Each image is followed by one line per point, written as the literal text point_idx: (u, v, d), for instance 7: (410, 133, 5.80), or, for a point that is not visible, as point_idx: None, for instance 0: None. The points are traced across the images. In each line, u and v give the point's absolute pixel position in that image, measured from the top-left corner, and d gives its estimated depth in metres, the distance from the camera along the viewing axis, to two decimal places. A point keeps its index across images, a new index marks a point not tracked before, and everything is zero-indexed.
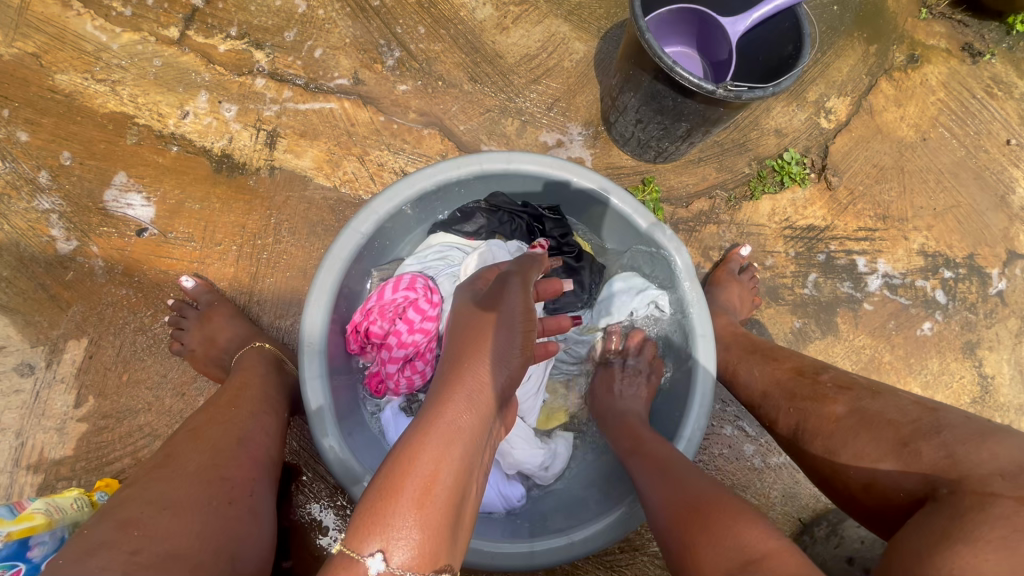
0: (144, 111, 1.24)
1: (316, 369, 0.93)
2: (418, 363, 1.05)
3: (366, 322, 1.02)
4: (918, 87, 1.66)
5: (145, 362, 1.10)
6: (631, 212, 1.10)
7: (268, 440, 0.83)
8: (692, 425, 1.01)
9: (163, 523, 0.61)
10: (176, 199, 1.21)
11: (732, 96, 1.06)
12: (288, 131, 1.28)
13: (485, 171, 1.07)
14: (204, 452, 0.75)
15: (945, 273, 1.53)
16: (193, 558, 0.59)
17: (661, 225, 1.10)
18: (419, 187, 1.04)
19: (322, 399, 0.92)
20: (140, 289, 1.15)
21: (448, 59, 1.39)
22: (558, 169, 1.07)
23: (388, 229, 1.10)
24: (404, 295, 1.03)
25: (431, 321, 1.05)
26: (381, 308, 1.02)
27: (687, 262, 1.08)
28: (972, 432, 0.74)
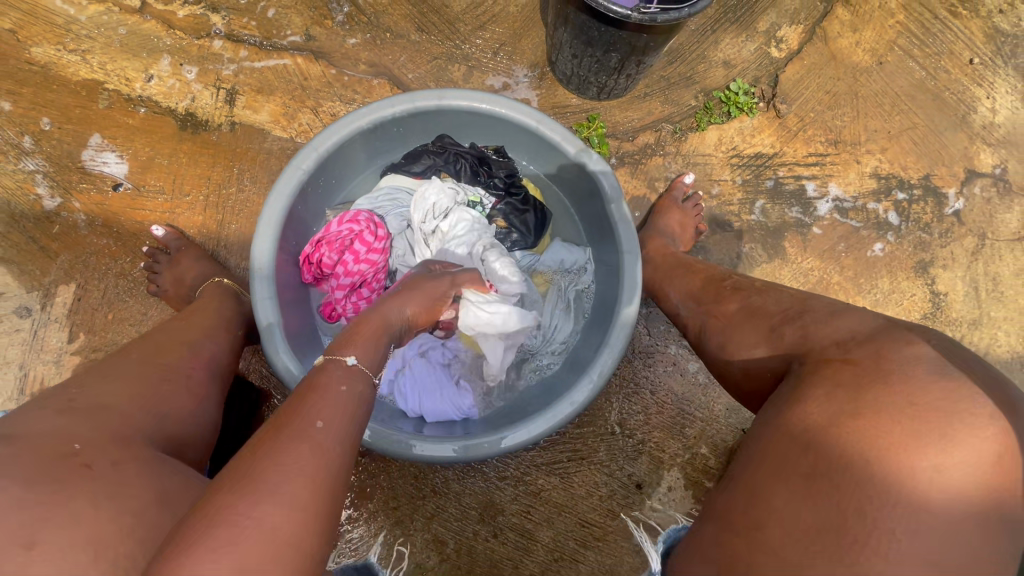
0: (113, 76, 1.35)
1: (266, 292, 1.03)
2: (364, 291, 1.17)
3: (317, 252, 1.13)
4: (876, 11, 1.66)
5: (127, 302, 1.23)
6: (561, 141, 1.16)
7: (214, 344, 1.06)
8: (618, 334, 1.08)
9: (98, 387, 0.86)
10: (147, 155, 1.32)
11: (647, 19, 1.10)
12: (246, 88, 1.37)
13: (419, 108, 1.14)
14: (151, 347, 0.99)
15: (898, 195, 1.55)
16: (110, 414, 0.82)
17: (588, 151, 1.15)
18: (358, 124, 1.12)
19: (272, 317, 1.03)
20: (119, 238, 1.27)
21: (395, 12, 1.45)
22: (487, 104, 1.14)
23: (333, 171, 1.19)
24: (348, 228, 1.13)
25: (376, 253, 1.16)
26: (328, 241, 1.13)
27: (613, 183, 1.14)
28: (827, 313, 0.81)
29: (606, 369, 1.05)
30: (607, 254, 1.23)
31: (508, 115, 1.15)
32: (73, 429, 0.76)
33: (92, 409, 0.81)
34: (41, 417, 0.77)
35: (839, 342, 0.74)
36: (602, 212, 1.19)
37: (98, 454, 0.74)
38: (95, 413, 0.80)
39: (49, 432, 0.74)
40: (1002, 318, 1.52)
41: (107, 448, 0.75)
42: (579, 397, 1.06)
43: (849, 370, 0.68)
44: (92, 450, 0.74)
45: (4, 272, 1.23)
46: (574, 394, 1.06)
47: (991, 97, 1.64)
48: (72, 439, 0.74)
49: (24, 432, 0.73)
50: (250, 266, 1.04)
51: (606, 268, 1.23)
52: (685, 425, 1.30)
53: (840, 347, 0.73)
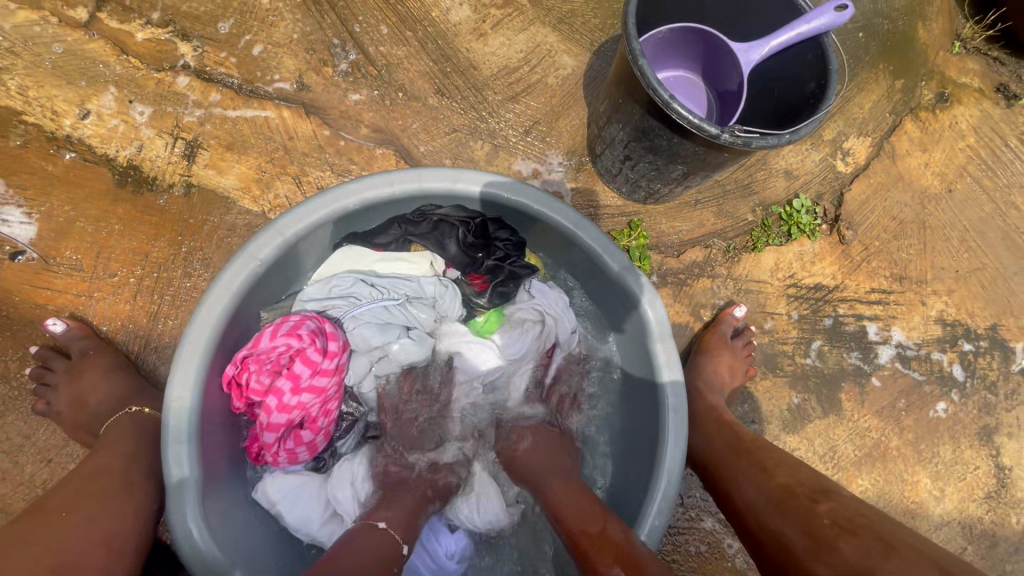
0: (36, 107, 1.04)
1: (185, 432, 0.75)
2: (304, 432, 0.90)
3: (243, 374, 0.86)
4: (946, 130, 1.50)
5: (4, 420, 0.91)
6: (602, 252, 0.92)
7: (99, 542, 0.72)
8: (652, 517, 0.84)
9: None
10: (64, 216, 1.01)
11: (739, 143, 0.87)
12: (212, 142, 1.08)
13: (425, 190, 0.90)
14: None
15: (965, 346, 1.35)
16: None
17: (634, 270, 0.92)
18: (340, 206, 0.87)
19: (187, 469, 0.75)
20: (7, 326, 0.95)
21: (412, 67, 1.20)
22: (513, 194, 0.90)
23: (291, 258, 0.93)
24: (284, 343, 0.85)
25: (324, 376, 0.88)
26: (257, 359, 0.86)
27: (662, 320, 0.91)
28: None
29: None
30: (633, 391, 0.99)
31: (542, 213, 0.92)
32: None
33: None
34: None
35: None
36: (639, 342, 0.95)
37: None
38: None
39: None
40: None
41: None
42: None
43: None
44: None
45: None
46: None
47: None
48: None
49: None
50: (163, 410, 0.75)
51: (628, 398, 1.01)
52: None
53: None
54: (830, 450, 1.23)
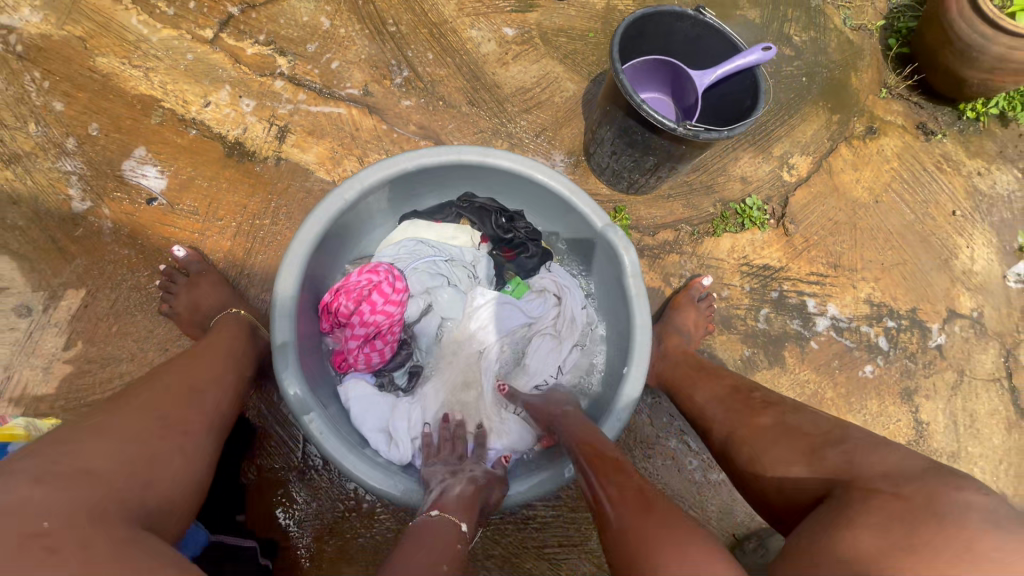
0: (171, 96, 1.38)
1: (285, 316, 1.03)
2: (378, 342, 1.15)
3: (336, 301, 1.13)
4: (874, 155, 1.86)
5: (135, 317, 1.20)
6: (590, 213, 1.19)
7: (220, 392, 0.92)
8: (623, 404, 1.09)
9: (88, 446, 0.67)
10: (187, 175, 1.33)
11: (691, 134, 1.21)
12: (298, 129, 1.42)
13: (463, 161, 1.18)
14: (154, 392, 0.83)
15: (888, 322, 1.65)
16: (104, 483, 0.63)
17: (614, 226, 1.19)
18: (401, 167, 1.16)
19: (288, 337, 1.03)
20: (141, 251, 1.25)
21: (450, 84, 1.56)
22: (526, 167, 1.18)
23: (362, 209, 1.22)
24: (367, 279, 1.14)
25: (393, 304, 1.14)
26: (347, 289, 1.13)
27: (635, 266, 1.16)
28: (871, 441, 0.83)
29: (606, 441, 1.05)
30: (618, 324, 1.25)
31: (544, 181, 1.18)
32: (53, 503, 0.57)
33: (81, 475, 0.62)
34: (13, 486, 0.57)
35: (890, 473, 0.74)
36: (619, 285, 1.22)
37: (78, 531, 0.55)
38: (86, 482, 0.61)
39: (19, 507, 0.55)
40: (976, 454, 1.59)
41: (83, 524, 0.56)
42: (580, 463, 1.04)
43: (900, 503, 0.68)
44: (67, 528, 0.55)
45: (14, 267, 1.19)
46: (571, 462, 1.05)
47: (970, 247, 1.80)
48: (42, 515, 0.55)
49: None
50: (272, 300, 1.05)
51: (615, 331, 1.26)
52: None
53: (893, 480, 0.72)
54: None
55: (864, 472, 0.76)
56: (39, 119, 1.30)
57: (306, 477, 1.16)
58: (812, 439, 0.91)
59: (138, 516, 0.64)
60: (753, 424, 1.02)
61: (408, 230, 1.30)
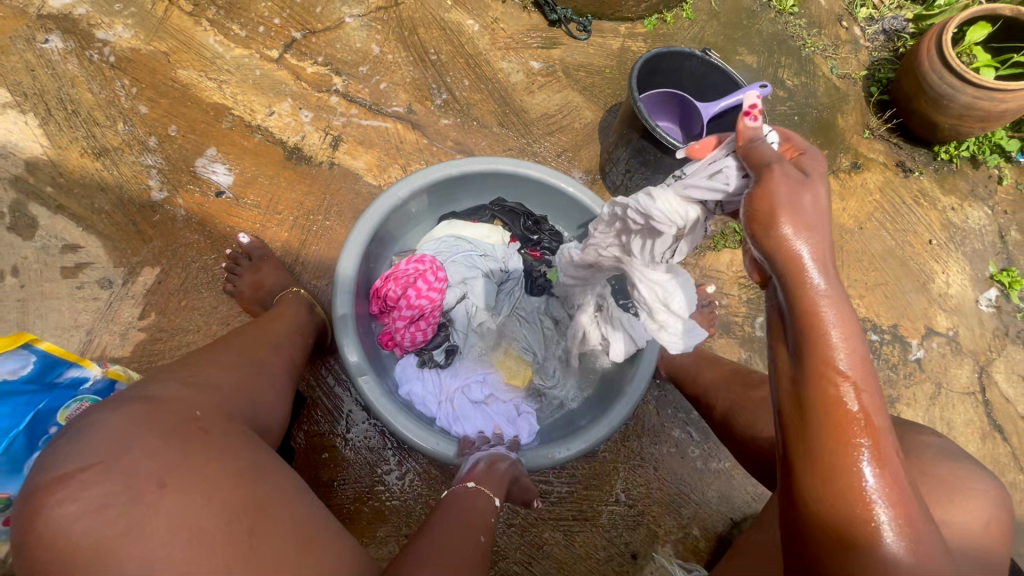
0: (240, 106, 1.57)
1: (345, 295, 1.18)
2: (421, 324, 1.28)
3: (385, 286, 1.26)
4: (858, 187, 2.06)
5: (202, 294, 1.34)
6: None
7: (294, 349, 1.08)
8: (637, 384, 1.20)
9: (208, 368, 0.83)
10: (251, 173, 1.50)
11: None
12: (349, 139, 1.60)
13: (499, 170, 1.35)
14: (246, 340, 0.99)
15: (872, 335, 1.81)
16: (224, 392, 0.80)
17: None
18: (446, 174, 1.33)
19: (347, 310, 1.18)
20: (210, 237, 1.40)
21: (484, 106, 1.76)
22: (553, 178, 1.35)
23: (409, 210, 1.38)
24: (415, 268, 1.27)
25: (436, 291, 1.27)
26: (396, 276, 1.25)
27: None
28: None
29: (621, 416, 1.17)
30: None
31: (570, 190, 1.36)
32: (192, 399, 0.73)
33: (211, 387, 0.78)
34: (166, 384, 0.74)
35: None
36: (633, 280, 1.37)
37: (218, 424, 0.71)
38: (215, 392, 0.78)
39: (175, 399, 0.71)
40: None
41: (219, 419, 0.72)
42: (596, 437, 1.17)
43: None
44: (211, 419, 0.71)
45: (98, 245, 1.34)
46: (587, 436, 1.17)
47: (945, 272, 1.98)
48: (193, 407, 0.71)
49: (154, 396, 0.70)
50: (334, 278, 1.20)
51: None
52: (682, 505, 1.39)
53: None
54: None
55: None
56: (126, 119, 1.48)
57: (348, 444, 1.28)
58: None
59: (250, 423, 0.80)
60: (752, 395, 1.17)
61: (447, 229, 1.46)
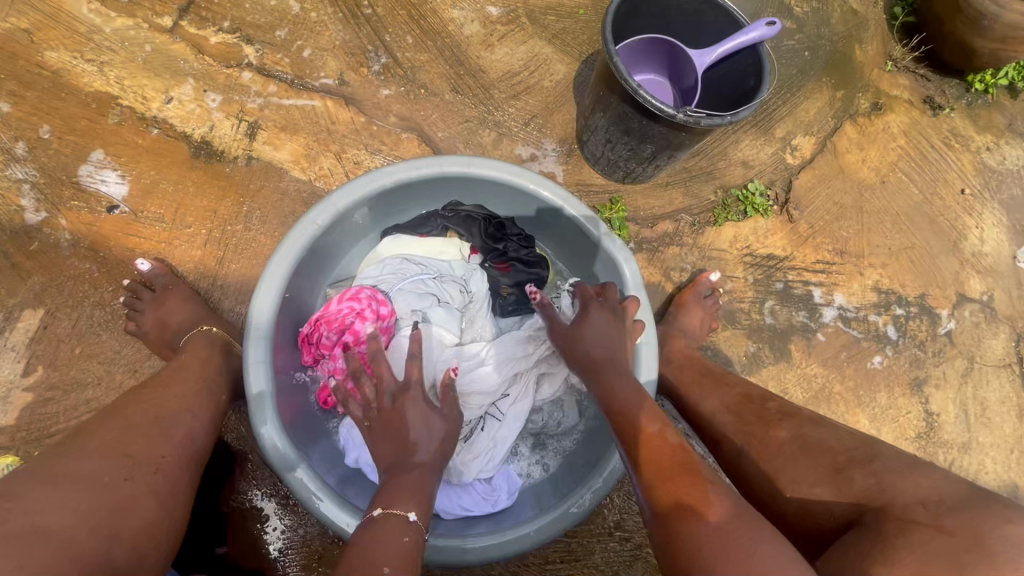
0: (129, 92, 1.28)
1: (260, 355, 0.95)
2: (359, 380, 1.08)
3: (315, 332, 1.08)
4: (880, 133, 1.77)
5: (100, 337, 1.12)
6: (586, 222, 1.15)
7: (194, 417, 0.90)
8: None
9: (35, 501, 0.67)
10: (151, 179, 1.23)
11: (692, 121, 1.12)
12: (269, 124, 1.32)
13: (445, 173, 1.12)
14: (117, 425, 0.81)
15: (897, 310, 1.59)
16: (50, 542, 0.64)
17: (612, 235, 1.16)
18: (378, 185, 1.09)
19: (264, 384, 0.95)
20: (104, 265, 1.16)
21: (433, 69, 1.45)
22: (515, 177, 1.14)
23: (340, 231, 1.14)
24: (349, 307, 1.08)
25: (378, 333, 1.09)
26: (328, 320, 1.07)
27: (636, 276, 1.14)
28: (904, 463, 0.80)
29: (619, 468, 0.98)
30: None
31: (537, 191, 1.15)
32: None
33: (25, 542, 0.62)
34: None
35: (929, 502, 0.72)
36: None
37: None
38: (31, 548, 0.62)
39: None
40: (989, 444, 1.53)
41: None
42: (589, 497, 0.98)
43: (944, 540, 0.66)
44: None
45: None
46: (581, 496, 0.98)
47: (979, 227, 1.73)
48: None
49: None
50: (246, 329, 0.97)
51: None
52: None
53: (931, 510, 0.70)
54: (782, 392, 1.45)
55: (899, 502, 0.74)
56: None
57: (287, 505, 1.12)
58: (836, 457, 0.87)
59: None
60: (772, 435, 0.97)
61: (393, 247, 1.22)
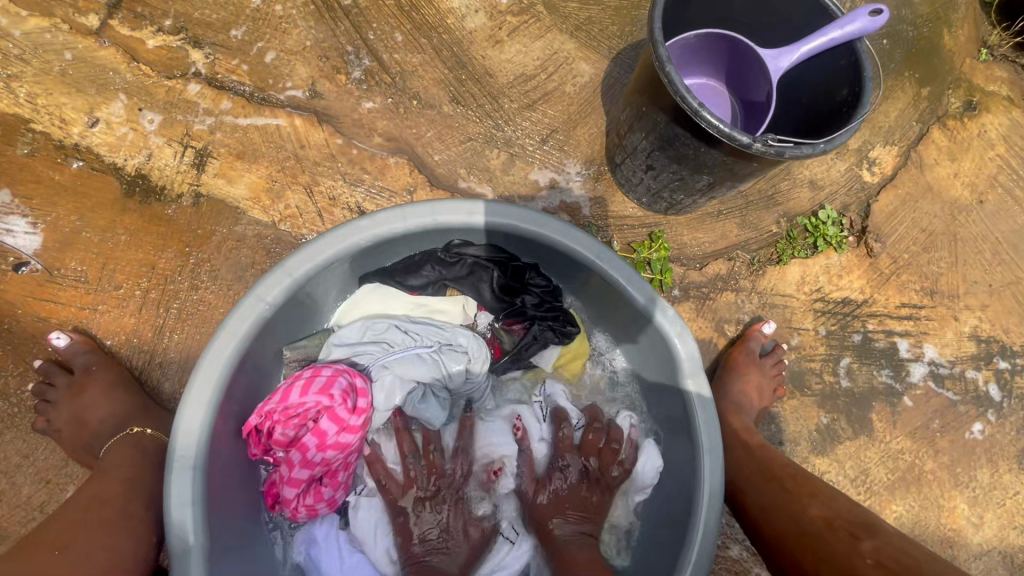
0: (44, 115, 1.02)
1: (189, 494, 0.70)
2: (324, 487, 0.86)
3: (268, 426, 0.82)
4: (975, 139, 1.44)
5: (2, 438, 0.89)
6: (626, 284, 0.87)
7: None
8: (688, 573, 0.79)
9: None
10: (71, 226, 0.98)
11: (772, 152, 0.84)
12: (222, 151, 1.05)
13: (439, 224, 0.85)
14: None
15: (1001, 363, 1.29)
16: None
17: (661, 301, 0.88)
18: (350, 243, 0.82)
19: (194, 535, 0.69)
20: (10, 339, 0.93)
21: (428, 74, 1.17)
22: (532, 225, 0.86)
23: (305, 298, 0.88)
24: (315, 401, 0.82)
25: (351, 433, 0.84)
26: (284, 412, 0.82)
27: (692, 354, 0.87)
28: None
29: None
30: (671, 419, 0.93)
31: (563, 243, 0.87)
32: None
33: None
34: None
35: None
36: (663, 368, 0.92)
37: None
38: None
39: None
40: None
41: None
42: None
43: None
44: None
45: None
46: None
47: None
48: None
49: None
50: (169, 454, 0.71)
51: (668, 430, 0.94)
52: None
53: None
54: (862, 473, 1.17)
55: None
56: None
57: None
58: None
59: None
60: None
61: (376, 302, 0.96)
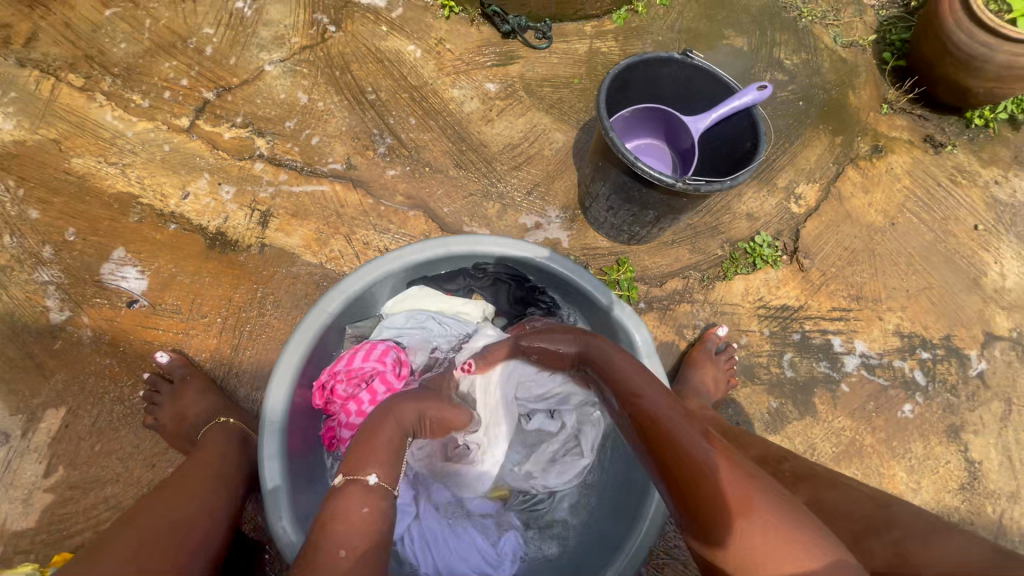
0: (149, 191, 1.34)
1: (274, 449, 0.95)
2: None
3: (332, 383, 1.08)
4: (883, 174, 1.76)
5: (118, 433, 1.14)
6: (593, 290, 1.14)
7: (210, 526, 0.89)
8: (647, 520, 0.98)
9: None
10: (169, 272, 1.28)
11: (691, 188, 1.14)
12: (281, 212, 1.37)
13: (451, 253, 1.13)
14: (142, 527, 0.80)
15: (923, 354, 1.54)
16: None
17: (621, 303, 1.14)
18: (388, 268, 1.10)
19: (279, 478, 0.94)
20: (124, 359, 1.20)
21: (436, 147, 1.51)
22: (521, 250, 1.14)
23: (355, 311, 1.15)
24: (372, 365, 1.11)
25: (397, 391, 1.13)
26: (348, 373, 1.09)
27: (649, 344, 1.12)
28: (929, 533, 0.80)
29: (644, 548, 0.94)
30: None
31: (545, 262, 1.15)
32: None
33: None
34: None
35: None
36: None
37: None
38: None
39: None
40: None
41: None
42: None
43: None
44: None
45: None
46: None
47: (998, 262, 1.69)
48: None
49: None
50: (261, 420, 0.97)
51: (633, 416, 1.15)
52: None
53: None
54: (809, 447, 1.39)
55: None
56: (14, 230, 1.28)
57: None
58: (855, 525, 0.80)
59: None
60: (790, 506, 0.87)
61: (414, 302, 1.27)
